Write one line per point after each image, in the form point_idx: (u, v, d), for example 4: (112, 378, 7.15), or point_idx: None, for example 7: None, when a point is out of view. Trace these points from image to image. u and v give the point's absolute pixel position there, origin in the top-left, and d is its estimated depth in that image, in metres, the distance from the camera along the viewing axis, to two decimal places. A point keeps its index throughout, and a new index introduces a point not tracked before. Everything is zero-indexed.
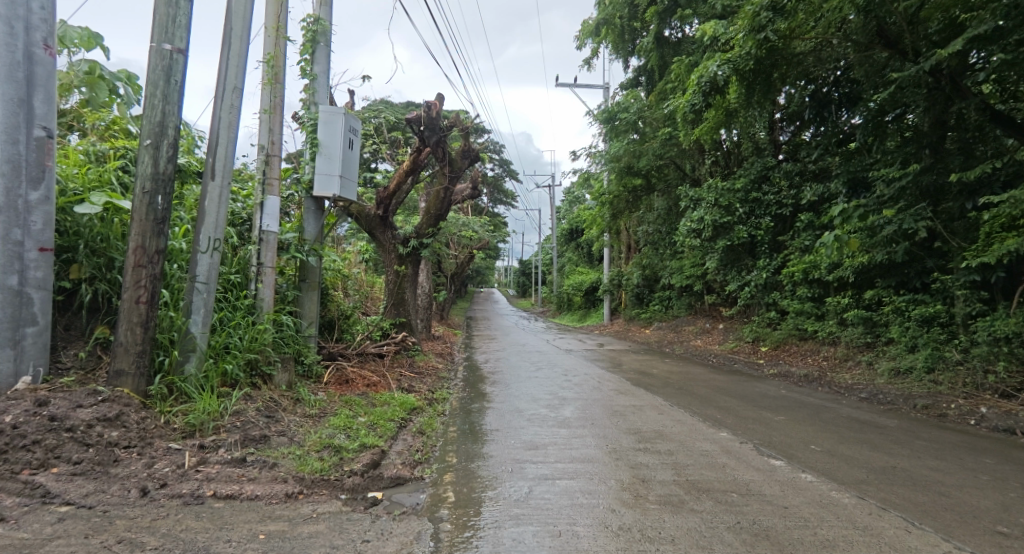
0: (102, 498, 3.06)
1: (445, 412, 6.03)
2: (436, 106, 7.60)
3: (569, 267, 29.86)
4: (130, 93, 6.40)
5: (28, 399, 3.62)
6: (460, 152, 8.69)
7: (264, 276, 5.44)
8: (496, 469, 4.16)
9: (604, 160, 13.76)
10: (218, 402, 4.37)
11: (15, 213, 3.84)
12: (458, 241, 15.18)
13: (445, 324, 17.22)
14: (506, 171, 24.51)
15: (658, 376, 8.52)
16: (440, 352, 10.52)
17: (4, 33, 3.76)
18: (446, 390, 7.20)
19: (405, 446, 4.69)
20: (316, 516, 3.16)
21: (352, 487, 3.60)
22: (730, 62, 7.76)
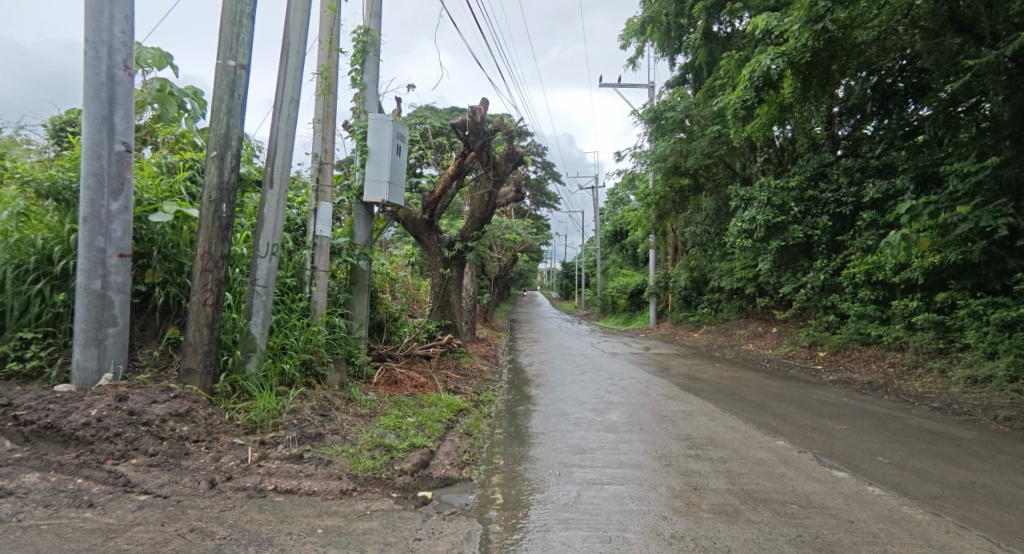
0: (176, 489, 3.28)
1: (491, 414, 6.13)
2: (481, 111, 7.71)
3: (613, 270, 29.60)
4: (196, 108, 6.77)
5: (110, 394, 3.90)
6: (505, 155, 8.81)
7: (318, 279, 5.66)
8: (544, 472, 4.22)
9: (651, 160, 13.64)
10: (276, 401, 4.58)
11: (98, 222, 4.16)
12: (503, 243, 15.32)
13: (488, 326, 17.34)
14: (549, 174, 24.53)
15: (707, 381, 8.40)
16: (484, 354, 10.66)
17: (90, 58, 4.09)
18: (492, 392, 7.32)
19: (453, 447, 4.82)
20: (369, 513, 3.29)
21: (402, 486, 3.73)
22: (784, 55, 7.59)
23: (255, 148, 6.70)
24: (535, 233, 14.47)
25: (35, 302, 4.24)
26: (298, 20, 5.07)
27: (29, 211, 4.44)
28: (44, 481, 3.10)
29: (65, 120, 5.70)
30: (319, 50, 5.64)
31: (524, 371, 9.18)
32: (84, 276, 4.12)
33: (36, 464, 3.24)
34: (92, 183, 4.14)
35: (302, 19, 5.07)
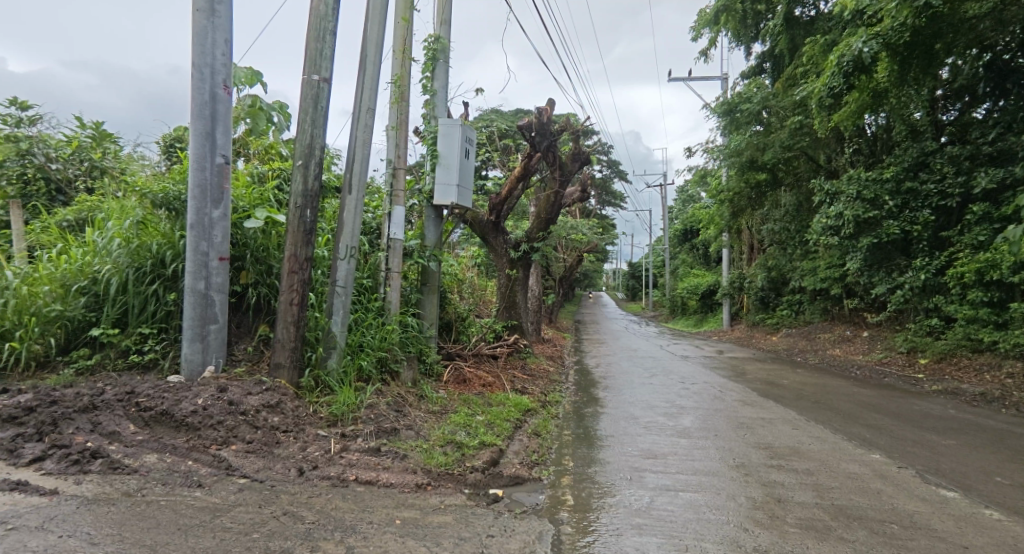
0: (270, 475, 3.56)
1: (559, 415, 6.22)
2: (547, 112, 7.82)
3: (683, 270, 28.92)
4: (282, 120, 7.24)
5: (212, 385, 4.28)
6: (571, 155, 8.87)
7: (391, 280, 5.93)
8: (616, 476, 4.26)
9: (724, 155, 13.23)
10: (355, 396, 4.85)
11: (203, 228, 4.56)
12: (568, 244, 15.32)
13: (554, 327, 17.35)
14: (615, 172, 24.28)
15: (788, 387, 8.13)
16: (551, 355, 10.74)
17: (195, 79, 4.50)
18: (558, 393, 7.39)
19: (522, 446, 4.92)
20: (444, 507, 3.46)
21: (474, 483, 3.89)
22: (879, 37, 7.50)
23: (335, 156, 7.10)
24: (600, 232, 14.41)
25: (150, 301, 4.71)
26: (375, 33, 5.35)
27: (146, 220, 4.93)
28: (162, 462, 3.46)
29: (174, 136, 6.27)
30: (393, 60, 5.92)
31: (591, 373, 9.19)
32: (190, 278, 4.55)
33: (154, 446, 3.61)
34: (197, 193, 4.56)
35: (379, 32, 5.35)
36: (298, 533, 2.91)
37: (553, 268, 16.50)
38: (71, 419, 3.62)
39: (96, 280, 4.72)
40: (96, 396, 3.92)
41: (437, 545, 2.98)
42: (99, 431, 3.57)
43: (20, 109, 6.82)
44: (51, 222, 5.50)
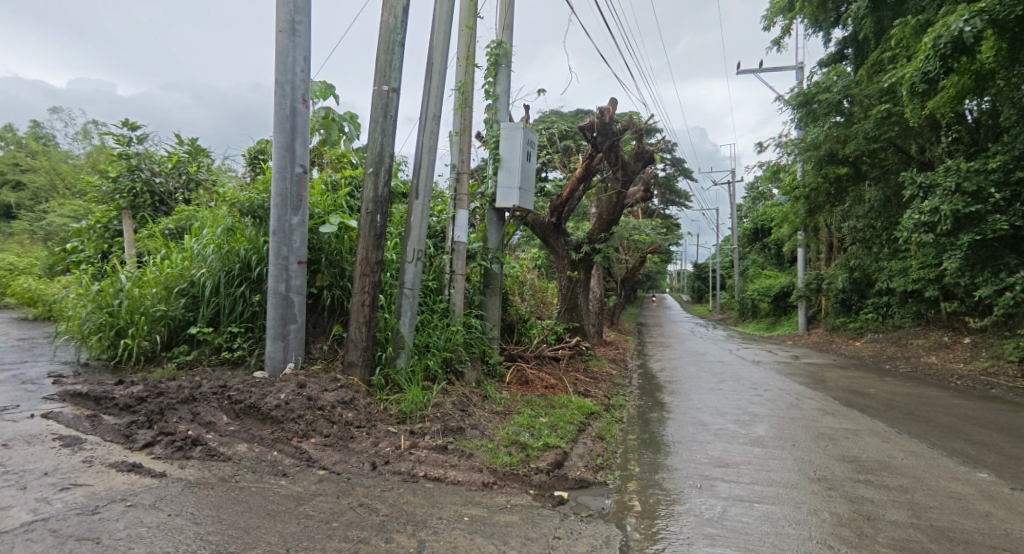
0: (346, 467, 3.76)
1: (623, 419, 6.20)
2: (609, 111, 7.77)
3: (754, 271, 27.97)
4: (352, 129, 7.57)
5: (293, 382, 4.56)
6: (634, 154, 8.69)
7: (456, 282, 6.13)
8: (684, 484, 4.24)
9: (799, 149, 12.68)
10: (423, 394, 5.02)
11: (283, 234, 4.87)
12: (631, 244, 15.15)
13: (615, 329, 17.18)
14: (679, 170, 23.78)
15: (876, 396, 7.74)
16: (613, 358, 10.66)
17: (277, 95, 4.82)
18: (622, 396, 7.35)
19: (586, 449, 4.94)
20: (510, 507, 3.57)
21: (539, 484, 3.97)
22: (983, 13, 7.07)
23: (403, 163, 7.36)
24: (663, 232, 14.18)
25: (238, 302, 5.08)
26: (441, 42, 5.53)
27: (234, 228, 5.31)
28: (251, 451, 3.73)
29: (257, 149, 6.74)
30: (457, 67, 6.09)
31: (656, 377, 9.07)
32: (272, 281, 4.86)
33: (245, 436, 3.89)
34: (279, 201, 4.87)
35: (444, 42, 5.53)
36: (373, 525, 3.08)
37: (615, 269, 16.35)
38: (174, 409, 3.97)
39: (193, 283, 5.15)
40: (195, 389, 4.28)
41: (505, 543, 3.09)
42: (197, 421, 3.90)
43: (129, 129, 7.49)
44: (155, 231, 6.05)
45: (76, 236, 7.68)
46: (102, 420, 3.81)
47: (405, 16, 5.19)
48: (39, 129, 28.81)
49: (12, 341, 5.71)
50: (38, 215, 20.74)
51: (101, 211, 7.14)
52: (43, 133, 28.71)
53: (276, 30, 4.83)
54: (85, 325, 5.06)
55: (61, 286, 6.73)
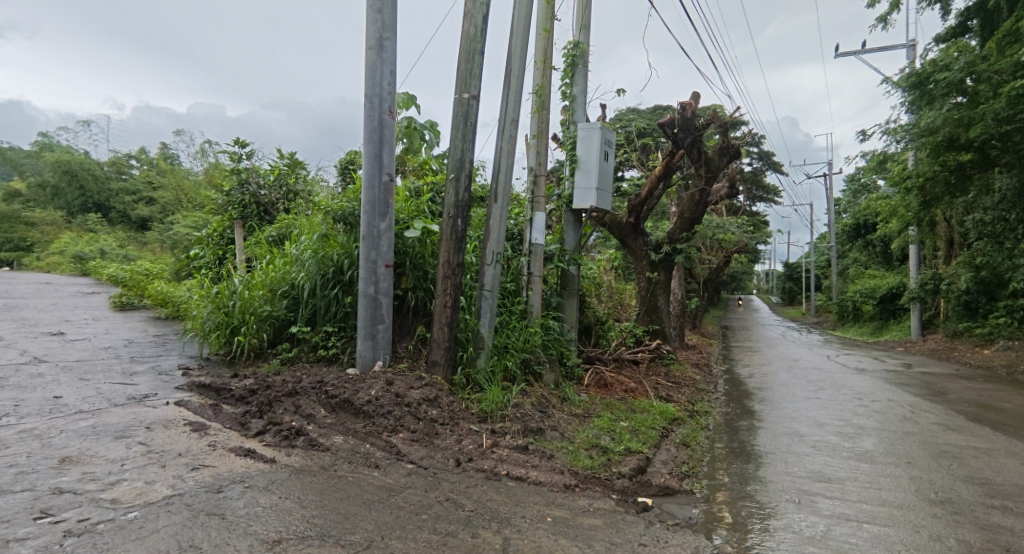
0: (432, 462, 3.94)
1: (708, 427, 6.05)
2: (692, 106, 7.61)
3: (856, 270, 26.22)
4: (432, 137, 7.86)
5: (381, 379, 4.81)
6: (717, 150, 8.40)
7: (533, 284, 6.23)
8: (780, 498, 4.09)
9: (911, 135, 11.48)
10: (502, 394, 5.15)
11: (372, 238, 5.14)
12: (718, 243, 14.67)
13: (700, 333, 16.71)
14: (770, 164, 22.71)
15: (1011, 413, 7.08)
16: (697, 363, 10.37)
17: (367, 108, 5.11)
18: (707, 403, 7.15)
19: (670, 457, 4.87)
20: (593, 510, 3.61)
21: (622, 489, 3.97)
22: None
23: (482, 168, 7.56)
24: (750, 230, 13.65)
25: (332, 303, 5.43)
26: (520, 48, 5.63)
27: (328, 234, 5.68)
28: (346, 443, 3.99)
29: (347, 159, 7.20)
30: (534, 70, 6.18)
31: (743, 383, 8.75)
32: (363, 283, 5.15)
33: (340, 429, 4.17)
34: (368, 208, 5.15)
35: (522, 47, 5.63)
36: (460, 519, 3.22)
37: (700, 269, 15.89)
38: (280, 402, 4.32)
39: (294, 285, 5.57)
40: (297, 383, 4.64)
41: (587, 546, 3.15)
42: (299, 413, 4.23)
43: (239, 146, 8.16)
44: (261, 238, 6.59)
45: (198, 244, 8.48)
46: (221, 409, 4.21)
47: (485, 24, 5.35)
48: (166, 150, 31.73)
49: (149, 338, 6.39)
50: (163, 227, 22.86)
51: (217, 221, 7.86)
52: (168, 152, 31.55)
53: (366, 47, 5.13)
54: (206, 324, 5.65)
55: (185, 290, 7.44)
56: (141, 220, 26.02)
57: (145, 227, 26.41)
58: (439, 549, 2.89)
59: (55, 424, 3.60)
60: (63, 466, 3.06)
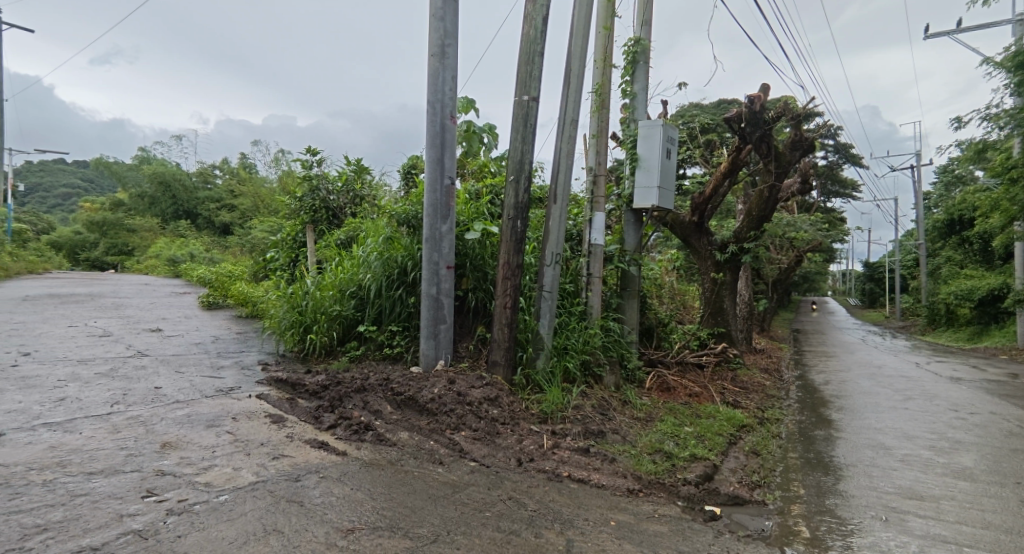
0: (494, 461, 4.00)
1: (780, 435, 5.78)
2: (760, 99, 7.33)
3: (948, 270, 24.48)
4: (491, 140, 7.97)
5: (444, 378, 4.92)
6: (789, 143, 8.02)
7: (593, 285, 6.21)
8: (865, 514, 3.89)
9: (1015, 121, 10.67)
10: (562, 396, 5.16)
11: (434, 240, 5.27)
12: (792, 242, 14.07)
13: (771, 337, 16.09)
14: (848, 157, 21.56)
15: None
16: (767, 368, 9.98)
17: (430, 113, 5.24)
18: (778, 409, 6.86)
19: (738, 464, 4.66)
20: (659, 516, 3.58)
21: (688, 496, 3.89)
22: None
23: (540, 169, 7.60)
24: (825, 227, 13.01)
25: (397, 304, 5.61)
26: (579, 48, 5.63)
27: (393, 237, 5.87)
28: (411, 439, 4.11)
29: (410, 164, 7.41)
30: (594, 69, 6.16)
31: (818, 391, 8.36)
32: (425, 284, 5.28)
33: (406, 425, 4.30)
34: (430, 211, 5.28)
35: (582, 46, 5.63)
36: (523, 518, 3.27)
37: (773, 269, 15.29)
38: (350, 397, 4.52)
39: (361, 286, 5.78)
40: (365, 380, 4.83)
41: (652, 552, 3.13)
42: (367, 409, 4.39)
43: (310, 154, 8.51)
44: (331, 241, 6.85)
45: (274, 247, 8.92)
46: (296, 403, 4.43)
47: (545, 26, 5.38)
48: (244, 159, 33.34)
49: (232, 335, 6.77)
50: (244, 232, 24.00)
51: (291, 225, 8.26)
52: (246, 161, 33.17)
53: (428, 55, 5.27)
54: (281, 323, 5.94)
55: (264, 291, 7.83)
56: (223, 225, 27.43)
57: (228, 232, 27.82)
58: (503, 547, 2.94)
59: (156, 412, 3.90)
60: (165, 451, 3.31)
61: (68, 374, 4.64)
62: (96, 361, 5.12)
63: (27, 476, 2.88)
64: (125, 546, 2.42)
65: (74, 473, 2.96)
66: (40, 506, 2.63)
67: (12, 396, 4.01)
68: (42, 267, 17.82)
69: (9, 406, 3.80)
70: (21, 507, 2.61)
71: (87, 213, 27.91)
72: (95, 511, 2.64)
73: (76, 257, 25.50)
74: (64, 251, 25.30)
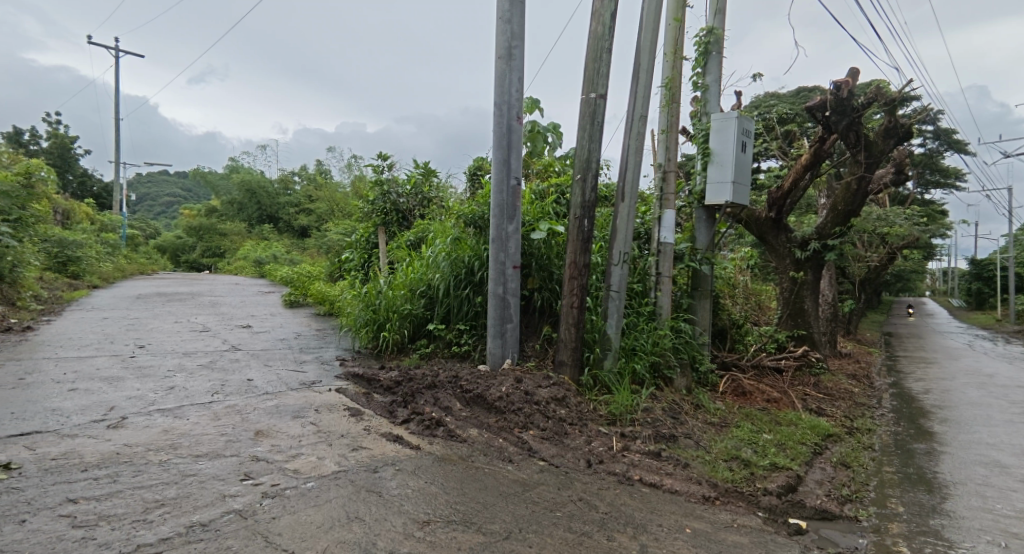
0: (563, 461, 3.97)
1: (874, 447, 5.41)
2: (849, 85, 6.91)
3: None
4: (555, 139, 7.95)
5: (511, 376, 4.92)
6: (883, 131, 7.66)
7: (662, 285, 6.05)
8: (978, 538, 3.58)
9: None
10: (632, 398, 5.05)
11: (501, 240, 5.29)
12: (885, 239, 13.16)
13: (861, 341, 15.12)
14: (949, 144, 19.93)
15: None
16: (855, 374, 9.39)
17: (497, 114, 5.27)
18: (869, 419, 6.44)
19: (826, 476, 4.39)
20: (737, 527, 3.44)
21: (769, 507, 3.72)
22: None
23: (607, 166, 7.49)
24: (922, 222, 12.09)
25: (464, 303, 5.66)
26: (649, 42, 5.50)
27: (460, 238, 5.94)
28: (481, 436, 4.14)
29: (476, 166, 7.50)
30: (664, 63, 6.01)
31: (915, 401, 7.78)
32: (492, 283, 5.31)
33: (475, 422, 4.33)
34: (497, 211, 5.31)
35: (652, 40, 5.50)
36: (594, 520, 3.22)
37: (863, 267, 14.36)
38: (422, 394, 4.61)
39: (431, 285, 5.88)
40: (436, 377, 4.90)
41: None
42: (437, 405, 4.46)
43: (381, 159, 8.77)
44: (401, 243, 7.03)
45: (350, 248, 9.23)
46: (372, 398, 4.56)
47: (613, 21, 5.30)
48: (323, 163, 34.56)
49: (313, 332, 7.05)
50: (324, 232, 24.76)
51: (364, 226, 8.53)
52: (325, 165, 34.36)
53: (495, 57, 5.30)
54: (358, 320, 6.15)
55: (343, 289, 8.09)
56: (303, 227, 28.49)
57: (307, 234, 28.91)
58: (576, 547, 2.90)
59: (250, 402, 4.11)
60: (258, 438, 3.48)
61: (175, 364, 4.98)
62: (197, 353, 5.46)
63: (146, 456, 3.12)
64: (228, 524, 2.57)
65: (183, 455, 3.16)
66: (157, 483, 2.84)
67: (129, 383, 4.35)
68: (151, 269, 19.24)
69: (128, 392, 4.12)
70: (142, 483, 2.83)
71: (185, 219, 29.91)
72: (203, 490, 2.81)
73: (177, 259, 27.39)
74: (168, 254, 27.17)
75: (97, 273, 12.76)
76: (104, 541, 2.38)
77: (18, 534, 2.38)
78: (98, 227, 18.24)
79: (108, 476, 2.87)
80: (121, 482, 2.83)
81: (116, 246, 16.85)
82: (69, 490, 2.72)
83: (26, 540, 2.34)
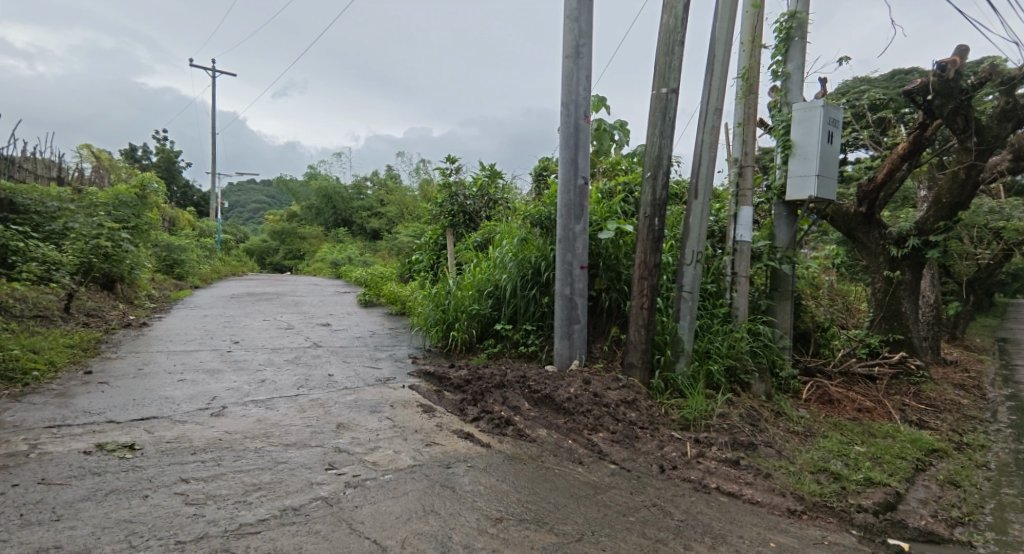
0: (634, 465, 3.83)
1: (989, 466, 4.90)
2: (958, 65, 6.31)
3: None
4: (622, 137, 7.78)
5: (579, 378, 4.81)
6: (998, 114, 6.93)
7: (738, 285, 5.77)
8: None
9: None
10: (707, 402, 4.81)
11: (568, 240, 5.19)
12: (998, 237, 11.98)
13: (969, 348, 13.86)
14: None
15: None
16: (962, 384, 8.60)
17: (564, 113, 5.18)
18: (981, 434, 5.86)
19: (931, 495, 4.02)
20: (828, 545, 3.20)
21: (864, 525, 3.45)
22: None
23: (676, 163, 7.26)
24: None
25: (531, 304, 5.60)
26: (725, 32, 5.26)
27: (526, 238, 5.89)
28: (550, 436, 4.07)
29: (542, 166, 7.44)
30: (741, 53, 5.74)
31: None
32: (560, 284, 5.23)
33: (544, 423, 4.26)
34: (564, 211, 5.22)
35: (728, 29, 5.26)
36: (670, 527, 3.08)
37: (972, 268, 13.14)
38: (490, 392, 4.58)
39: (498, 285, 5.86)
40: (504, 376, 4.86)
41: None
42: (506, 404, 4.42)
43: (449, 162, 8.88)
44: (468, 244, 7.07)
45: (420, 249, 9.36)
46: (443, 395, 4.58)
47: (686, 13, 5.10)
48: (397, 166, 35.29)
49: (388, 330, 7.18)
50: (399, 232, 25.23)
51: (433, 228, 8.65)
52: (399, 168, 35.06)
53: (563, 56, 5.22)
54: (429, 319, 6.22)
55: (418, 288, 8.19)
56: (378, 229, 29.19)
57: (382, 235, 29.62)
58: None
59: (332, 396, 4.21)
60: (340, 430, 3.54)
61: (265, 359, 5.18)
62: (283, 349, 5.67)
63: (243, 442, 3.24)
64: (317, 509, 2.61)
65: (275, 443, 3.26)
66: (255, 468, 2.94)
67: (227, 375, 4.56)
68: (244, 271, 20.33)
69: (227, 383, 4.32)
70: (242, 467, 2.93)
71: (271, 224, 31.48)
72: (294, 477, 2.89)
73: (264, 262, 28.82)
74: (256, 257, 28.67)
75: (197, 274, 13.56)
76: (212, 518, 2.48)
77: (142, 507, 2.51)
78: (199, 233, 19.48)
79: (213, 460, 2.99)
80: (224, 465, 2.95)
81: (214, 250, 17.90)
82: (182, 470, 2.85)
83: (150, 513, 2.47)
